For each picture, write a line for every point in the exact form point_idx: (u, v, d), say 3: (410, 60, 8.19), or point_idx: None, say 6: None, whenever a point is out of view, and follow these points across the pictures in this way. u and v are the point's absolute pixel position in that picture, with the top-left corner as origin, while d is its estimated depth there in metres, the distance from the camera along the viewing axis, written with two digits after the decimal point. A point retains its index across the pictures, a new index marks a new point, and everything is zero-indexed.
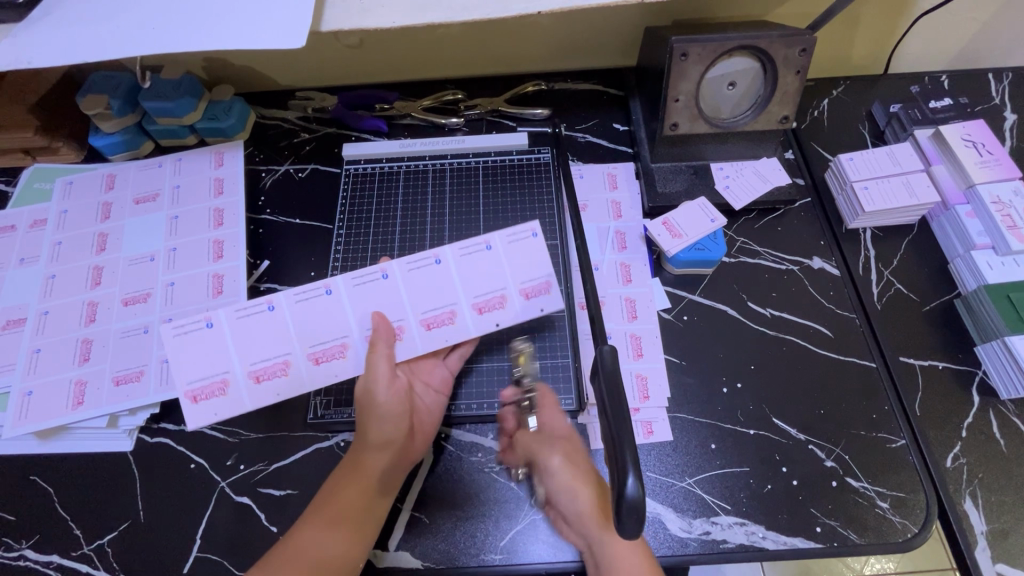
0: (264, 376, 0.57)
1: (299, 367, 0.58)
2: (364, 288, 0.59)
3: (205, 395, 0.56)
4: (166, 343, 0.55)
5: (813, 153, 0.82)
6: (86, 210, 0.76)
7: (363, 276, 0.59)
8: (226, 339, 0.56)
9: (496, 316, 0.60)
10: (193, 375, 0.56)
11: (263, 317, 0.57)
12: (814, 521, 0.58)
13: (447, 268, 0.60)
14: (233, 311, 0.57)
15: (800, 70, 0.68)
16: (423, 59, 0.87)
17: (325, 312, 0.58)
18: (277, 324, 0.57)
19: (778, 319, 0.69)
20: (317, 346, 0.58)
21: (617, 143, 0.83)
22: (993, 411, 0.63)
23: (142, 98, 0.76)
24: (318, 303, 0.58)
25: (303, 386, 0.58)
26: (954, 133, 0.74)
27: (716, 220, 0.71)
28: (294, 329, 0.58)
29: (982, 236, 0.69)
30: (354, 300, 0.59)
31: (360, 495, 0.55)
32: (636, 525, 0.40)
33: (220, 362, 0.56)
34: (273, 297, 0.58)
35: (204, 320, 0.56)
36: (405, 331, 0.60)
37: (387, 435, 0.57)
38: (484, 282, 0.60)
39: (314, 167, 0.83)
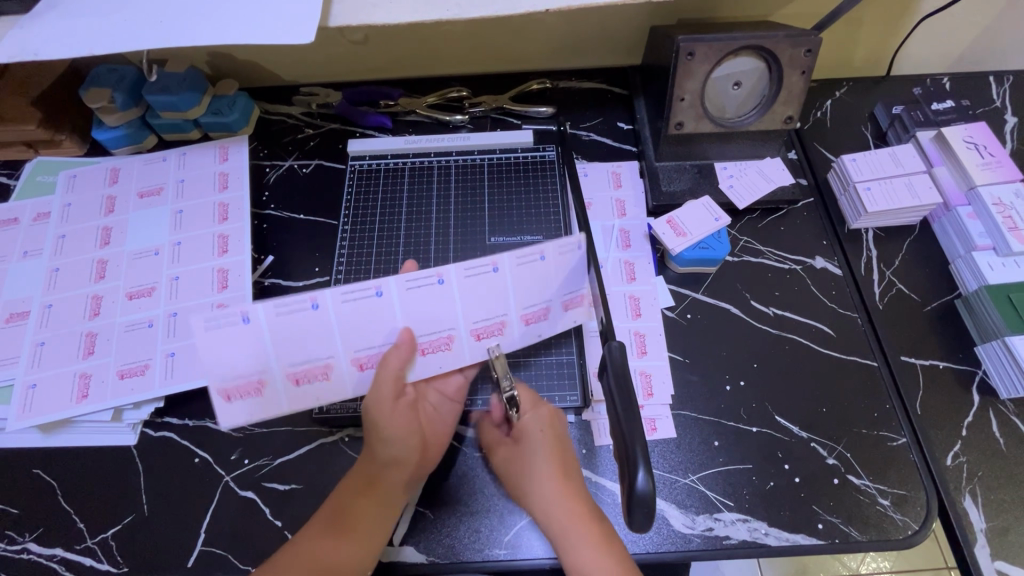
0: (303, 378, 0.55)
1: (340, 371, 0.56)
2: (420, 293, 0.54)
3: (237, 395, 0.53)
4: (191, 339, 0.49)
5: (816, 153, 0.82)
6: (90, 203, 0.75)
7: (418, 279, 0.53)
8: (262, 338, 0.51)
9: (539, 328, 0.58)
10: (224, 375, 0.51)
11: (306, 316, 0.52)
12: (816, 518, 0.58)
13: (503, 278, 0.55)
14: (271, 308, 0.50)
15: (805, 70, 0.68)
16: (428, 56, 0.87)
17: (372, 316, 0.54)
18: (318, 323, 0.52)
19: (781, 318, 0.70)
20: (362, 351, 0.55)
21: (622, 142, 0.83)
22: (993, 411, 0.64)
23: (146, 91, 0.76)
24: (367, 303, 0.53)
25: (343, 389, 0.56)
26: (956, 135, 0.74)
27: (720, 218, 0.72)
28: (339, 330, 0.53)
29: (983, 238, 0.69)
30: (407, 303, 0.54)
31: (373, 509, 0.55)
32: (646, 517, 0.40)
33: (253, 364, 0.52)
34: (316, 295, 0.51)
35: (240, 314, 0.50)
36: (455, 341, 0.57)
37: (398, 454, 0.56)
38: (534, 294, 0.56)
39: (318, 163, 0.83)
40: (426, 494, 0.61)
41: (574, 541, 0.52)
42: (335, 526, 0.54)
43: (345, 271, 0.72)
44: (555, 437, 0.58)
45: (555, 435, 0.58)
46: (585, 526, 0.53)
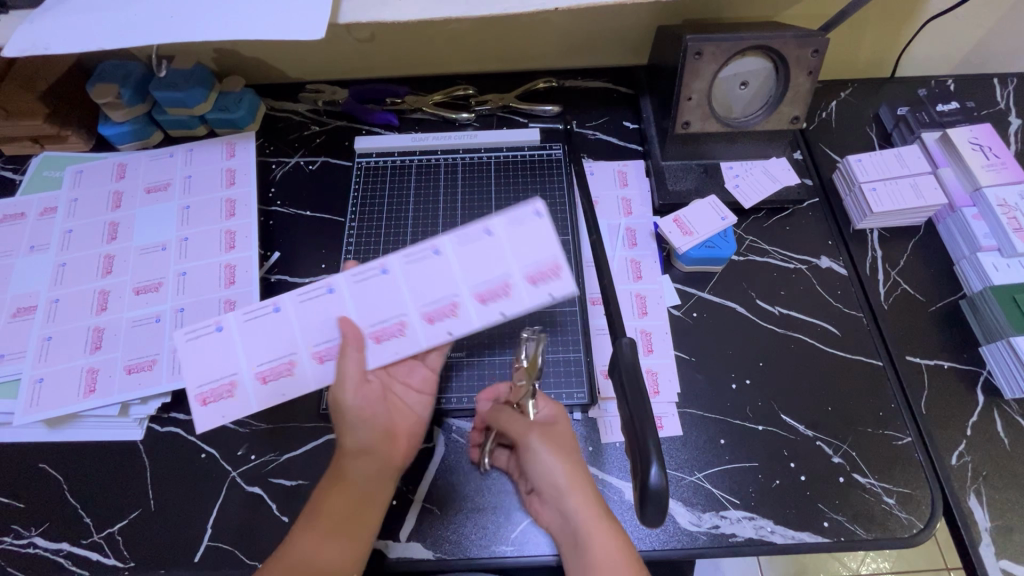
0: (270, 376, 0.57)
1: (304, 366, 0.58)
2: (367, 284, 0.58)
3: (213, 397, 0.57)
4: (178, 347, 0.57)
5: (821, 154, 0.83)
6: (96, 198, 0.75)
7: (363, 272, 0.58)
8: (236, 339, 0.57)
9: (501, 305, 0.55)
10: (203, 378, 0.56)
11: (270, 319, 0.58)
12: (821, 516, 0.59)
13: (445, 258, 0.56)
14: (241, 314, 0.57)
15: (812, 71, 0.69)
16: (435, 54, 0.87)
17: (379, 293, 0.57)
18: (283, 326, 0.58)
19: (787, 317, 0.70)
20: (321, 344, 0.58)
21: (628, 141, 0.83)
22: (997, 411, 0.64)
23: (153, 87, 0.76)
24: (320, 301, 0.58)
25: (308, 385, 0.58)
26: (961, 136, 0.75)
27: (726, 218, 0.72)
28: (300, 328, 0.58)
29: (988, 239, 0.70)
30: (358, 294, 0.58)
31: (349, 502, 0.53)
32: (659, 512, 0.41)
33: (228, 364, 0.57)
34: (279, 299, 0.58)
35: (215, 323, 0.58)
36: (407, 327, 0.57)
37: (364, 443, 0.55)
38: (486, 270, 0.55)
39: (324, 160, 0.83)
40: (431, 490, 0.61)
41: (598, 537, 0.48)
42: (313, 520, 0.52)
43: (352, 270, 0.72)
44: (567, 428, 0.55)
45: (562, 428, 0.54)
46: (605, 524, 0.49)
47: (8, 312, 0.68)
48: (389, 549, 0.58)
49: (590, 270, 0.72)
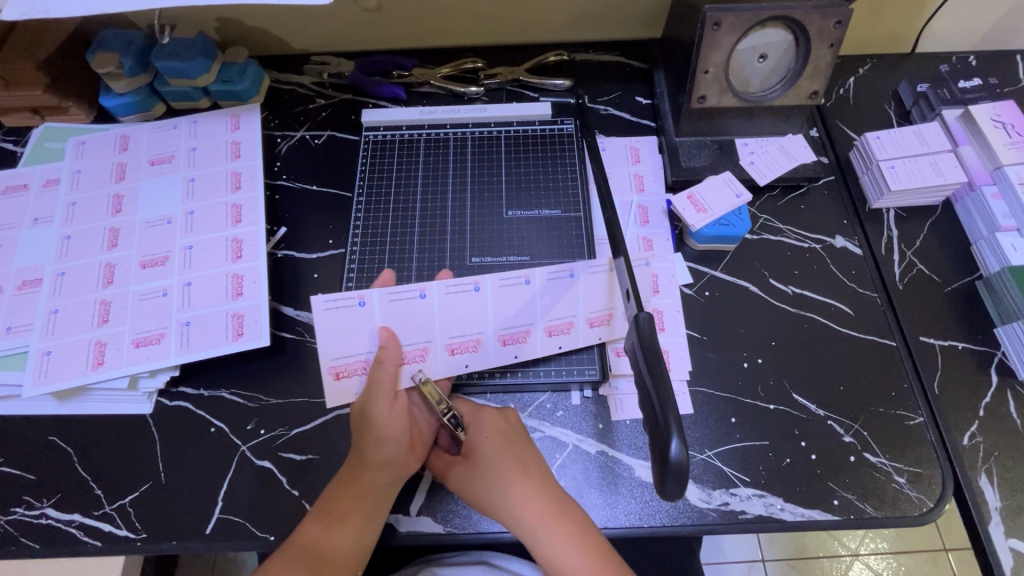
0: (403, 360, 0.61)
1: (434, 355, 0.62)
2: (509, 290, 0.63)
3: (347, 373, 0.61)
4: (319, 313, 0.60)
5: (838, 131, 0.81)
6: (100, 170, 0.74)
7: (508, 278, 0.63)
8: (380, 316, 0.61)
9: (602, 330, 0.64)
10: (339, 352, 0.61)
11: (414, 303, 0.61)
12: (832, 494, 0.59)
13: (577, 283, 0.64)
14: (387, 294, 0.61)
15: (833, 44, 0.67)
16: (443, 25, 0.85)
17: (467, 307, 0.62)
18: (425, 311, 0.62)
19: (800, 296, 0.69)
20: (453, 337, 0.62)
21: (641, 116, 0.81)
22: (1011, 392, 0.63)
23: (155, 57, 0.74)
24: (464, 296, 0.62)
25: (437, 373, 0.62)
26: (983, 113, 0.73)
27: (741, 195, 0.70)
28: (439, 319, 0.62)
29: (1008, 218, 0.69)
30: (499, 298, 0.63)
31: (361, 506, 0.54)
32: (678, 487, 0.40)
33: (366, 342, 0.61)
34: (426, 287, 0.62)
35: (357, 299, 0.61)
36: (530, 336, 0.63)
37: (389, 455, 0.56)
38: (600, 299, 0.64)
39: (331, 134, 0.81)
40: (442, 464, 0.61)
41: (549, 534, 0.53)
42: (326, 512, 0.54)
43: (360, 247, 0.70)
44: (507, 440, 0.58)
45: (504, 440, 0.58)
46: (557, 523, 0.53)
47: (13, 285, 0.67)
48: (399, 523, 0.58)
49: (603, 245, 0.70)
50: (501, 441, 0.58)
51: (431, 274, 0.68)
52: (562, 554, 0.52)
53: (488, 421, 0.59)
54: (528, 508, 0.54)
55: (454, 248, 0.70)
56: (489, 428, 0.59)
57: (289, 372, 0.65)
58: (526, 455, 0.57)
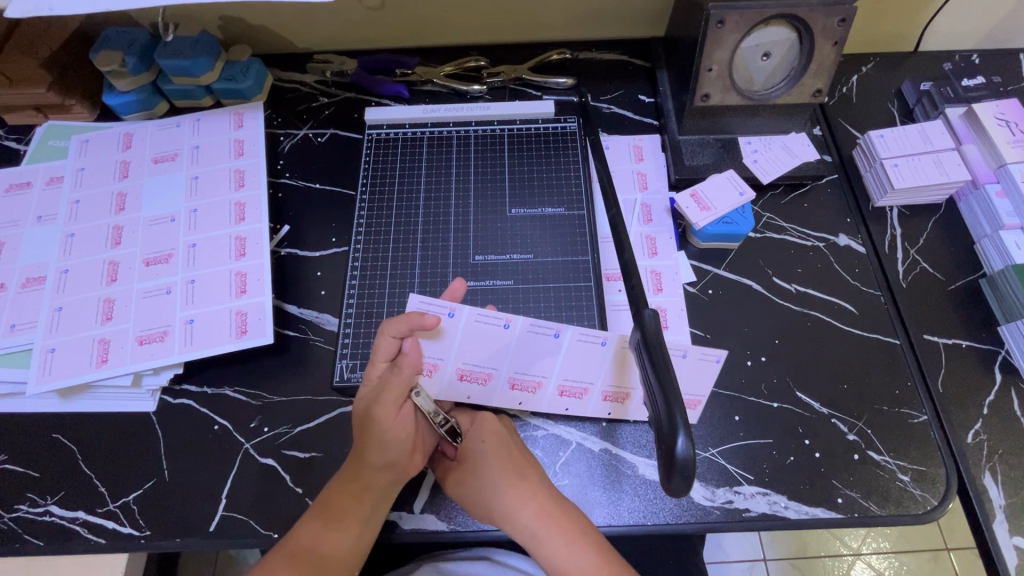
0: (466, 376, 0.61)
1: (492, 383, 0.61)
2: (583, 347, 0.60)
3: None
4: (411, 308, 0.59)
5: (841, 130, 0.81)
6: (103, 168, 0.74)
7: (588, 335, 0.60)
8: (464, 334, 0.60)
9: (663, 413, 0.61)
10: None
11: (495, 331, 0.60)
12: (835, 492, 0.59)
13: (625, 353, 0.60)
14: (474, 313, 0.59)
15: (837, 41, 0.66)
16: (446, 24, 0.85)
17: (541, 348, 0.60)
18: (500, 342, 0.60)
19: (804, 295, 0.69)
20: (519, 374, 0.61)
21: (644, 115, 0.81)
22: (1015, 390, 0.63)
23: (158, 55, 0.74)
24: (541, 339, 0.60)
25: (490, 401, 0.62)
26: (987, 111, 0.73)
27: (744, 193, 0.70)
28: (512, 353, 0.60)
29: (1011, 217, 0.68)
30: (575, 352, 0.60)
31: (362, 509, 0.54)
32: (684, 483, 0.40)
33: (441, 350, 0.60)
34: (512, 321, 0.60)
35: (447, 309, 0.59)
36: (586, 394, 0.61)
37: (389, 458, 0.55)
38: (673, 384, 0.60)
39: (333, 132, 0.81)
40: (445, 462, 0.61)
41: (551, 539, 0.53)
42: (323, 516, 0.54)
43: (363, 244, 0.70)
44: (501, 447, 0.57)
45: (500, 444, 0.57)
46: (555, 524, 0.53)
47: (17, 282, 0.67)
48: (402, 520, 0.58)
49: (606, 244, 0.70)
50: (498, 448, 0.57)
51: (434, 271, 0.68)
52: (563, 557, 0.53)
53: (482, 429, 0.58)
54: (527, 515, 0.54)
55: (457, 245, 0.70)
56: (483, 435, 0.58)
57: (293, 370, 0.65)
58: (522, 460, 0.57)
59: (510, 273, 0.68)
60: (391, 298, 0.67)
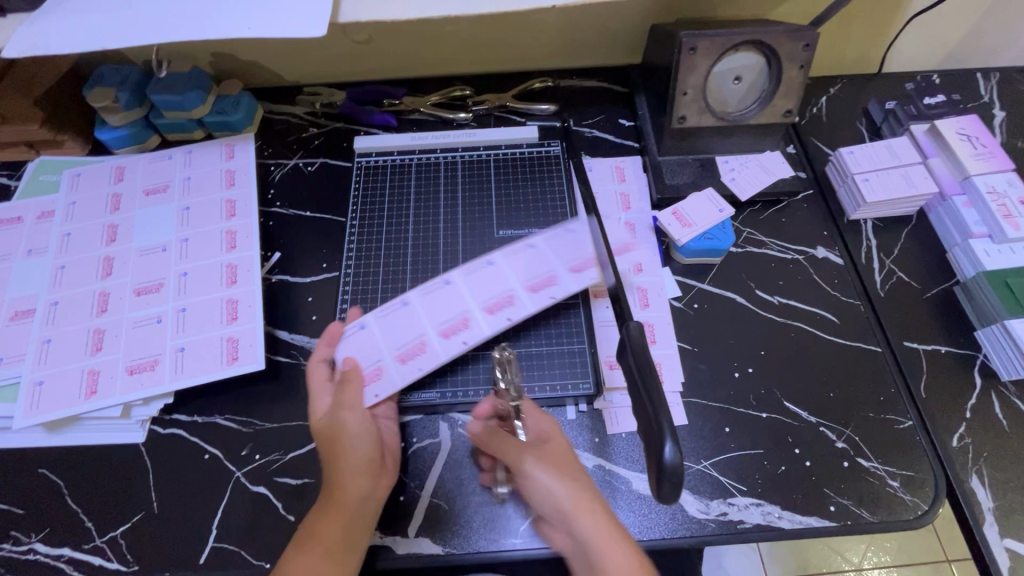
0: (450, 331, 0.64)
1: (433, 343, 0.63)
2: (518, 256, 0.67)
3: (410, 355, 0.63)
4: (372, 321, 0.65)
5: (813, 147, 0.84)
6: (95, 201, 0.75)
7: (513, 249, 0.68)
8: (402, 325, 0.65)
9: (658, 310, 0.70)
10: (398, 342, 0.64)
11: (444, 292, 0.66)
12: (828, 500, 0.59)
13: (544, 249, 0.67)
14: (421, 290, 0.66)
15: (803, 65, 0.70)
16: (432, 56, 0.88)
17: (486, 279, 0.66)
18: (455, 293, 0.66)
19: (785, 306, 0.71)
20: (487, 300, 0.65)
21: (624, 138, 0.84)
22: (995, 393, 0.65)
23: (151, 91, 0.76)
24: (483, 273, 0.67)
25: (483, 334, 0.63)
26: (948, 127, 0.76)
27: (725, 209, 0.73)
28: (469, 293, 0.66)
29: (979, 225, 0.71)
30: (522, 263, 0.67)
31: (344, 526, 0.53)
32: (674, 491, 0.41)
33: (416, 328, 0.64)
34: (451, 275, 0.67)
35: (402, 301, 0.66)
36: (558, 278, 0.65)
37: (363, 462, 0.56)
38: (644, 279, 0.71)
39: (323, 161, 0.83)
40: (441, 484, 0.60)
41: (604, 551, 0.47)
42: (308, 544, 0.52)
43: (353, 269, 0.71)
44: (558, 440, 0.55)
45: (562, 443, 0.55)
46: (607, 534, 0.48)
47: (6, 316, 0.67)
48: (397, 545, 0.57)
49: None
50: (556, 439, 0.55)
51: None
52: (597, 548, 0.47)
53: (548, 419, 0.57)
54: (583, 509, 0.49)
55: (446, 267, 0.71)
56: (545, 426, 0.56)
57: (285, 396, 0.65)
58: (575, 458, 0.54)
59: None
60: None
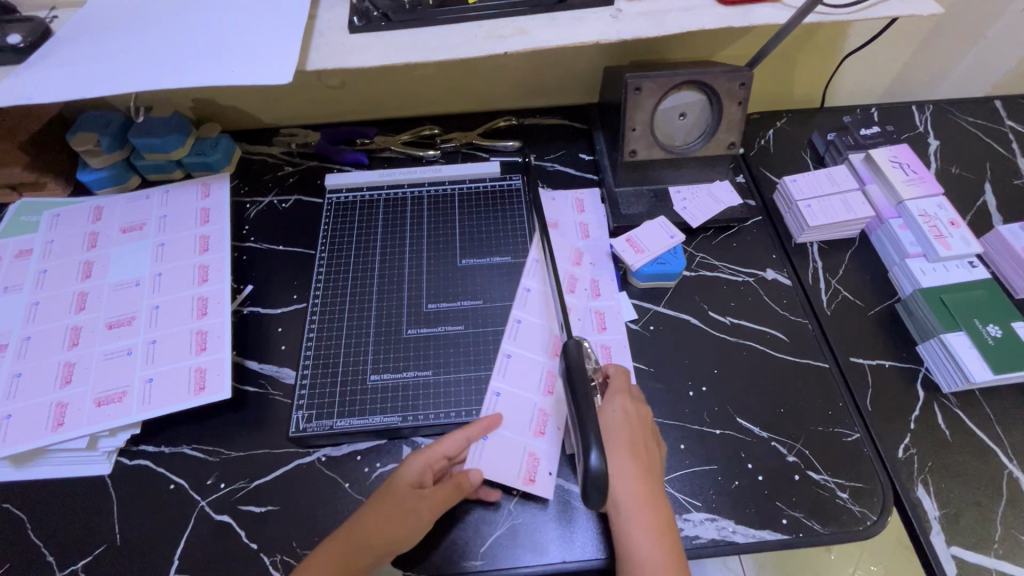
0: (550, 387, 0.67)
1: (550, 402, 0.66)
2: (532, 302, 0.73)
3: (542, 425, 0.65)
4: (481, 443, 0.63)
5: (761, 176, 0.90)
6: (73, 239, 0.78)
7: (522, 298, 0.74)
8: (509, 411, 0.65)
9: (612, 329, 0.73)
10: (515, 426, 0.65)
11: (514, 362, 0.69)
12: (780, 514, 0.61)
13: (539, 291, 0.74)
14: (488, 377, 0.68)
15: (741, 101, 0.75)
16: (402, 99, 0.94)
17: (530, 332, 0.71)
18: (523, 358, 0.69)
19: (737, 326, 0.74)
20: (545, 346, 0.70)
21: (584, 171, 0.89)
22: (938, 406, 0.68)
23: (131, 134, 0.80)
24: (522, 330, 0.71)
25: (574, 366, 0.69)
26: (882, 156, 0.82)
27: (675, 236, 0.77)
28: (530, 351, 0.69)
29: (915, 246, 0.75)
30: (536, 306, 0.73)
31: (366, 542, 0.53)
32: (599, 496, 0.45)
33: (528, 406, 0.66)
34: (507, 348, 0.70)
35: (491, 393, 0.66)
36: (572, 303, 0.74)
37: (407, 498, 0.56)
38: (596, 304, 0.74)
39: (297, 198, 0.87)
40: None
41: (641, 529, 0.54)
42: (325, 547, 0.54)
43: (321, 299, 0.74)
44: (640, 419, 0.60)
45: (634, 427, 0.59)
46: (646, 508, 0.55)
47: None
48: None
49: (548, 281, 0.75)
50: (631, 420, 0.59)
51: (389, 322, 0.72)
52: (644, 533, 0.54)
53: (619, 398, 0.60)
54: (639, 483, 0.56)
55: (411, 296, 0.74)
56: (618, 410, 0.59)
57: (252, 425, 0.67)
58: (638, 439, 0.58)
59: (479, 293, 0.74)
60: (347, 349, 0.70)
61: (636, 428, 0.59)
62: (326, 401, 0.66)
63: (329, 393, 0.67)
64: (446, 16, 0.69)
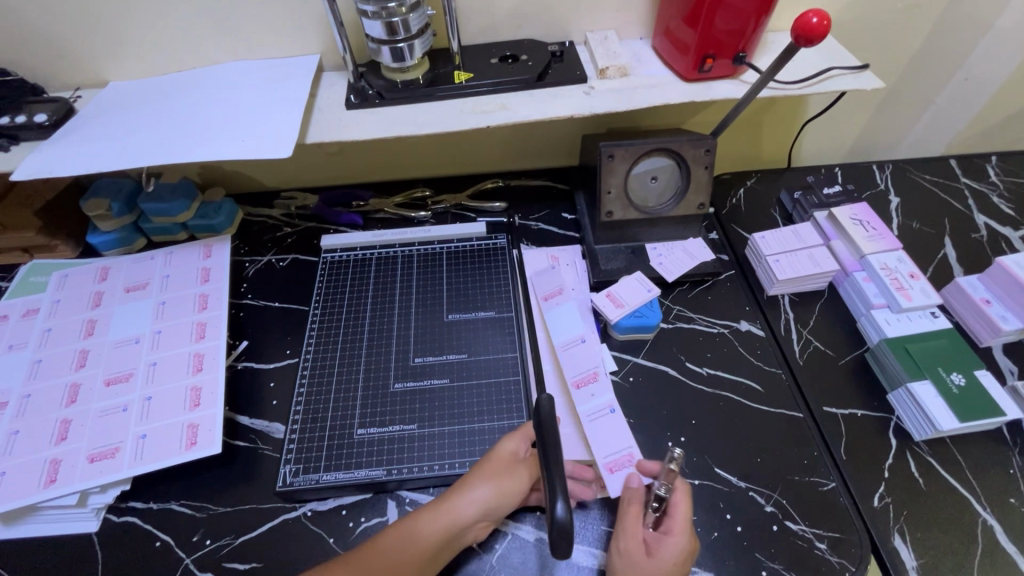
0: (580, 382, 0.73)
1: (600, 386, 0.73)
2: (572, 349, 0.76)
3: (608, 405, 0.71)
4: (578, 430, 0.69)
5: (733, 233, 0.95)
6: (78, 299, 0.82)
7: (569, 343, 0.76)
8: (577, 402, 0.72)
9: (592, 388, 0.72)
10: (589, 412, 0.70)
11: (574, 352, 0.76)
12: (759, 565, 0.61)
13: (590, 345, 0.76)
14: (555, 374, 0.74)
15: (707, 166, 0.82)
16: (396, 164, 1.01)
17: (564, 328, 0.78)
18: (580, 351, 0.76)
19: (714, 377, 0.77)
20: (565, 347, 0.76)
21: (566, 230, 0.95)
22: (910, 454, 0.69)
23: (141, 200, 0.86)
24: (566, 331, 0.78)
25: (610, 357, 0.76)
26: (843, 214, 0.87)
27: (651, 290, 0.81)
28: (565, 349, 0.76)
29: (878, 297, 0.80)
30: (558, 316, 0.79)
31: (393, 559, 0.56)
32: (567, 544, 0.47)
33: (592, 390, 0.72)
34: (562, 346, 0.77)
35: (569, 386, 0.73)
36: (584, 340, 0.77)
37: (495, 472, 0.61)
38: (580, 363, 0.74)
39: (294, 257, 0.91)
40: None
41: None
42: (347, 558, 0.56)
43: (312, 354, 0.77)
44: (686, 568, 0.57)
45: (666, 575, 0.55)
46: None
47: None
48: None
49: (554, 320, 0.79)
50: (678, 566, 0.56)
51: (377, 376, 0.75)
52: None
53: (684, 536, 0.57)
54: None
55: (399, 351, 0.77)
56: (676, 550, 0.56)
57: (240, 480, 0.68)
58: None
59: (463, 346, 0.78)
60: (336, 403, 0.72)
61: (677, 573, 0.56)
62: (313, 455, 0.68)
63: (315, 448, 0.69)
64: (435, 94, 0.77)
